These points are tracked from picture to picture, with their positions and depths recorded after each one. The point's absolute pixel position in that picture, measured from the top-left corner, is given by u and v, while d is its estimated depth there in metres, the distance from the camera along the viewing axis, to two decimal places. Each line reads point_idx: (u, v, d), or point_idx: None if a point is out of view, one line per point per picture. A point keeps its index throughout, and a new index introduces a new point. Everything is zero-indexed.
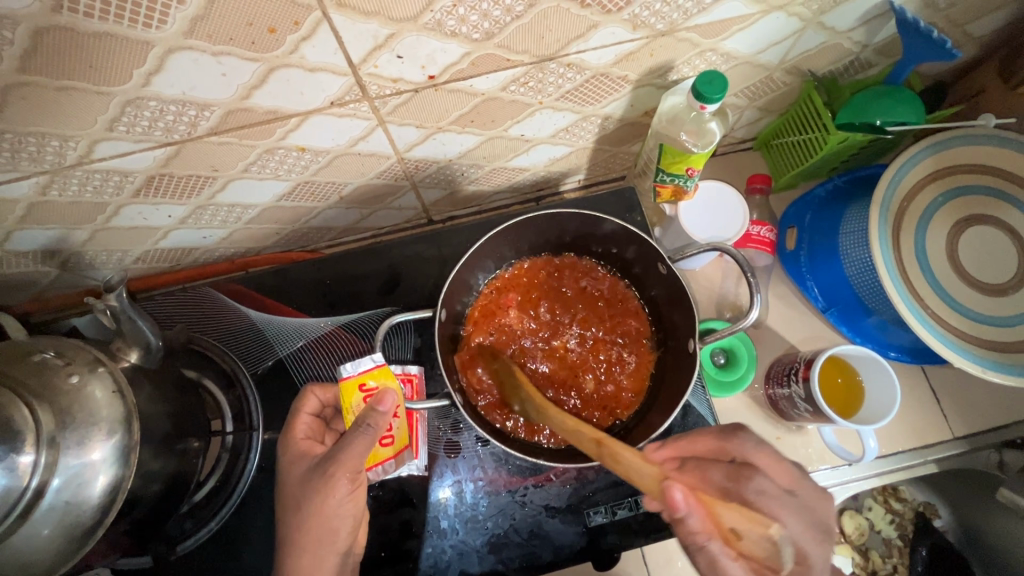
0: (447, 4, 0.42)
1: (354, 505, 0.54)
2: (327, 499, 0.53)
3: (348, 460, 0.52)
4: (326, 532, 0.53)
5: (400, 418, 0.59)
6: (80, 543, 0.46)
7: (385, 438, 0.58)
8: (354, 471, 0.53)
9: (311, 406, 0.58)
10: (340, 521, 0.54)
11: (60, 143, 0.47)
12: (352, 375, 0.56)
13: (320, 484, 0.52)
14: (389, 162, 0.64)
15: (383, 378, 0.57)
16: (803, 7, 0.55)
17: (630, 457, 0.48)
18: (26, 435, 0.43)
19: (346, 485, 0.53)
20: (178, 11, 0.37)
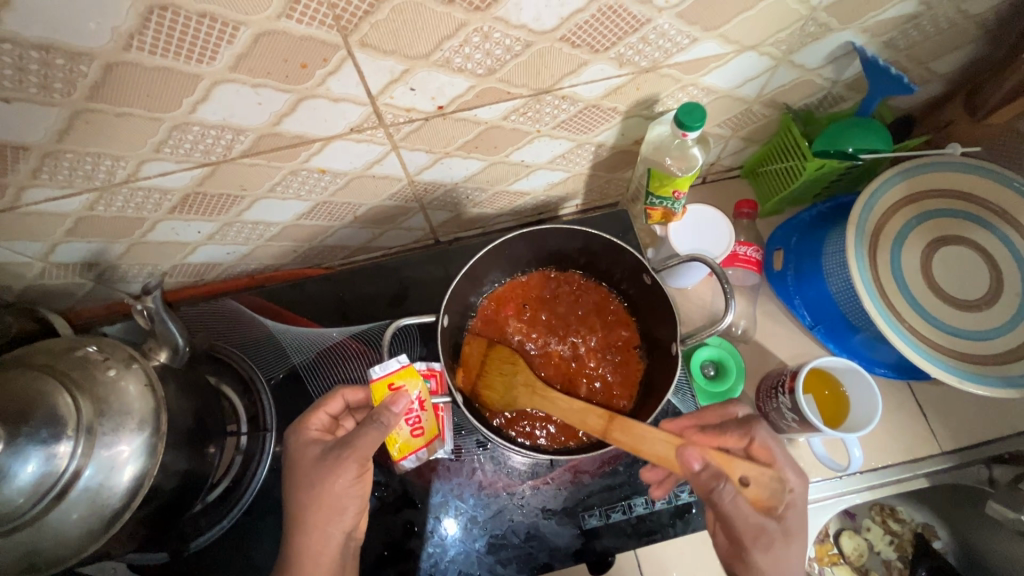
0: (455, 44, 0.49)
1: (360, 490, 0.59)
2: (335, 481, 0.57)
3: (360, 448, 0.57)
4: (329, 514, 0.57)
5: (428, 410, 0.62)
6: (106, 530, 0.48)
7: (415, 430, 0.61)
8: (365, 458, 0.57)
9: (333, 405, 0.62)
10: (349, 499, 0.58)
11: (113, 163, 0.53)
12: (380, 378, 0.60)
13: (332, 467, 0.57)
14: (401, 185, 0.70)
15: (408, 377, 0.61)
16: (774, 47, 0.61)
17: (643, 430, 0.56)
18: (68, 421, 0.47)
19: (354, 471, 0.58)
20: (227, 49, 0.44)
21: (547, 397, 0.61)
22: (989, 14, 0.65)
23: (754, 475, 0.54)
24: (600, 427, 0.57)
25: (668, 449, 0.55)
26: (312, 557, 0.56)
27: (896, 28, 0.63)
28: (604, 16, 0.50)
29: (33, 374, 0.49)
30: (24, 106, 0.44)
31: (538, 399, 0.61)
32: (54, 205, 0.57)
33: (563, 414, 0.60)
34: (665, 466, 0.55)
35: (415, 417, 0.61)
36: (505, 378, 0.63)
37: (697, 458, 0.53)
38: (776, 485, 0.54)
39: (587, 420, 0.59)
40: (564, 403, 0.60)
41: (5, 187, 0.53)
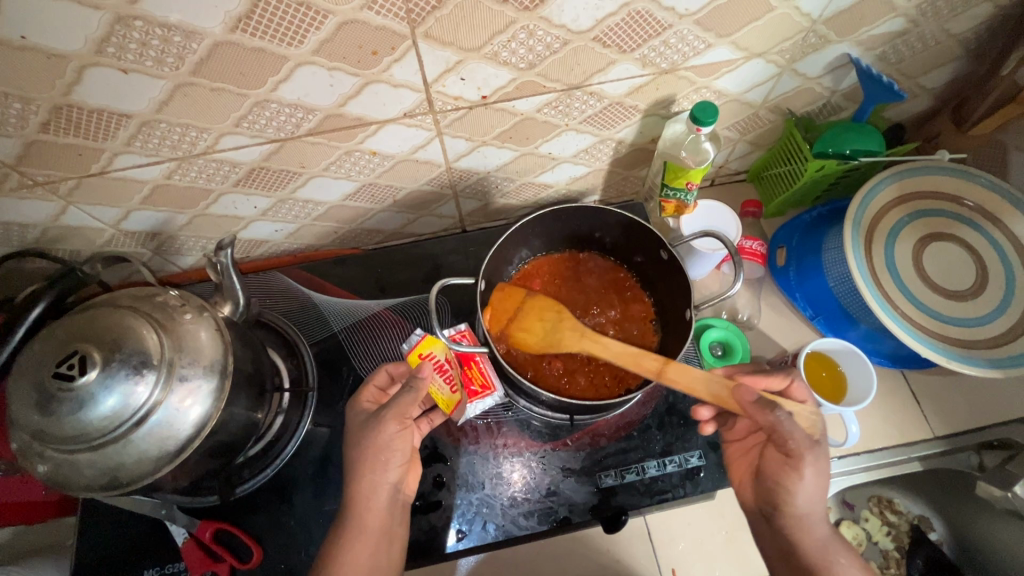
0: (504, 39, 0.57)
1: (403, 443, 0.63)
2: (381, 433, 0.61)
3: (398, 404, 0.62)
4: (378, 463, 0.61)
5: (457, 366, 0.68)
6: (173, 456, 0.54)
7: (452, 385, 0.67)
8: (403, 415, 0.62)
9: (380, 379, 0.66)
10: (393, 451, 0.62)
11: (197, 134, 0.60)
12: (409, 351, 0.68)
13: (375, 422, 0.62)
14: (439, 171, 0.78)
15: (430, 343, 0.68)
16: (779, 56, 0.69)
17: (695, 373, 0.63)
18: (152, 355, 0.53)
19: (395, 426, 0.62)
20: (313, 35, 0.51)
21: (598, 342, 0.68)
22: (970, 33, 0.73)
23: (797, 407, 0.60)
24: (654, 369, 0.64)
25: (722, 388, 0.62)
26: (364, 502, 0.61)
27: (887, 43, 0.71)
28: (633, 20, 0.58)
29: (123, 311, 0.55)
30: (138, 77, 0.52)
31: (587, 341, 0.68)
32: (137, 171, 0.64)
33: (615, 358, 0.67)
34: (720, 402, 0.62)
35: (446, 374, 0.68)
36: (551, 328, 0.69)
37: (751, 391, 0.59)
38: (816, 415, 0.60)
39: (642, 364, 0.65)
40: (617, 348, 0.67)
41: (101, 152, 0.60)
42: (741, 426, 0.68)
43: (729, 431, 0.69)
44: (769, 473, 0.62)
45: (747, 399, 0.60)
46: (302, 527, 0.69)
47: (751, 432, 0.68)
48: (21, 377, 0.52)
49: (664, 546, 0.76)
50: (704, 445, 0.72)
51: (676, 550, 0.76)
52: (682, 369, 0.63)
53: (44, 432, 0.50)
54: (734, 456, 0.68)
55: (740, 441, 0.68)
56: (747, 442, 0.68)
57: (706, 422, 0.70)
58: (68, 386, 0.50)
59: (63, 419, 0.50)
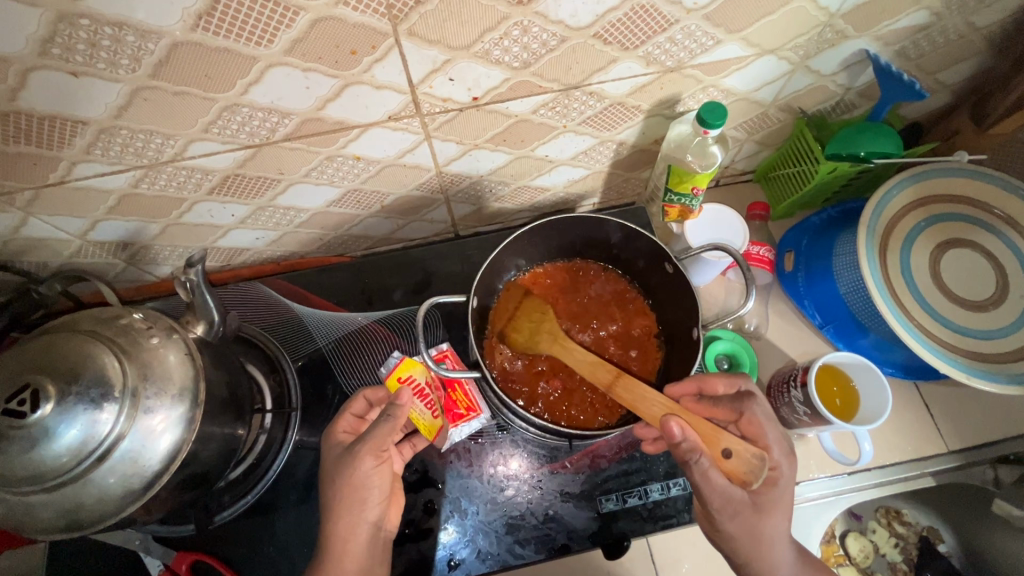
0: (495, 37, 0.52)
1: (381, 479, 0.58)
2: (356, 469, 0.57)
3: (373, 438, 0.58)
4: (355, 501, 0.57)
5: (438, 390, 0.67)
6: (142, 492, 0.50)
7: (434, 410, 0.66)
8: (379, 449, 0.58)
9: (357, 407, 0.63)
10: (370, 489, 0.58)
11: (162, 141, 0.56)
12: (387, 374, 0.67)
13: (349, 457, 0.58)
14: (429, 175, 0.73)
15: (409, 366, 0.67)
16: (792, 52, 0.64)
17: (642, 390, 0.60)
18: (115, 384, 0.49)
19: (372, 460, 0.58)
20: (284, 33, 0.47)
21: (566, 347, 0.65)
22: (995, 27, 0.68)
23: (735, 447, 0.55)
24: (606, 381, 0.62)
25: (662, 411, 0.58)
26: (342, 542, 0.57)
27: (907, 38, 0.66)
28: (637, 14, 0.53)
29: (80, 337, 0.50)
30: (90, 81, 0.47)
31: (556, 346, 0.66)
32: (100, 180, 0.59)
33: (575, 366, 0.64)
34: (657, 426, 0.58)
35: (427, 398, 0.67)
36: (532, 325, 0.68)
37: (680, 428, 0.53)
38: (755, 461, 0.54)
39: (596, 375, 0.63)
40: (578, 355, 0.64)
41: (58, 161, 0.55)
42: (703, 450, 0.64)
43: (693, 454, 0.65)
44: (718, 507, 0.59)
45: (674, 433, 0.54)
46: (284, 557, 0.65)
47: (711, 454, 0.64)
48: None
49: (667, 570, 0.72)
50: None
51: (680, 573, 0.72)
52: (632, 386, 0.60)
53: None
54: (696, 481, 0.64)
55: None
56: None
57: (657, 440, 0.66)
58: (19, 423, 0.45)
59: (14, 459, 0.46)
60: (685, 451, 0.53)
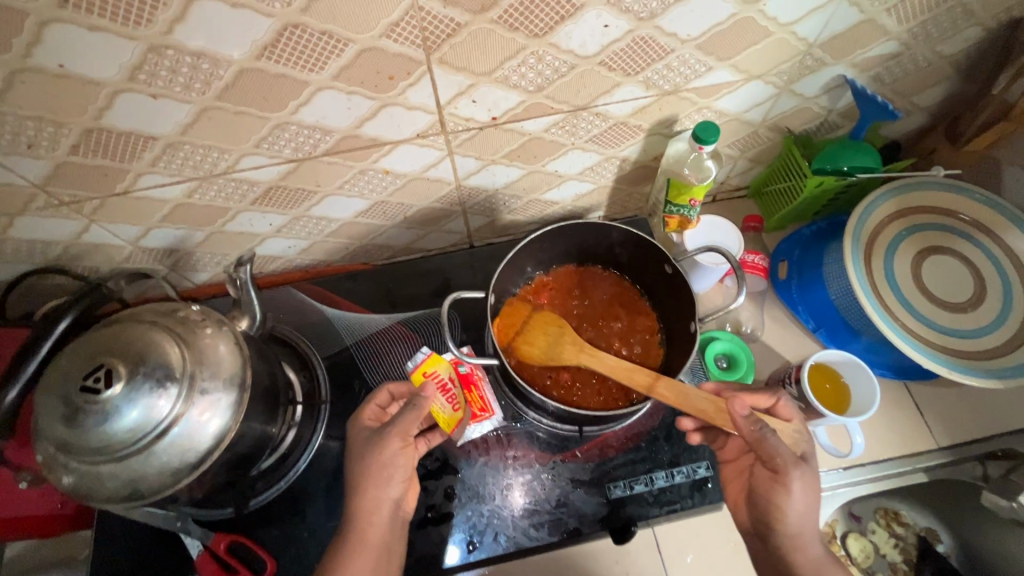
0: (514, 64, 0.59)
1: (406, 460, 0.64)
2: (382, 451, 0.62)
3: (400, 423, 0.63)
4: (381, 479, 0.62)
5: (459, 386, 0.72)
6: (193, 468, 0.55)
7: (454, 404, 0.70)
8: (405, 434, 0.63)
9: (380, 398, 0.68)
10: (396, 468, 0.63)
11: (219, 155, 0.63)
12: (414, 369, 0.73)
13: (377, 440, 0.63)
14: (449, 188, 0.80)
15: (434, 362, 0.72)
16: (776, 78, 0.72)
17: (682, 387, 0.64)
18: (176, 367, 0.55)
19: (397, 443, 0.63)
20: (335, 61, 0.54)
21: (592, 355, 0.69)
22: (961, 55, 0.75)
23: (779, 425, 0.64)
24: (646, 383, 0.66)
25: (709, 404, 0.63)
26: (366, 516, 0.62)
27: (881, 64, 0.74)
28: (637, 44, 0.61)
29: (145, 326, 0.57)
30: (166, 102, 0.54)
31: (585, 354, 0.70)
32: (159, 191, 0.66)
33: (607, 369, 0.68)
34: (707, 417, 0.63)
35: (450, 392, 0.71)
36: (552, 338, 0.71)
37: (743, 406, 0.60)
38: (799, 433, 0.63)
39: (632, 378, 0.67)
40: (610, 362, 0.68)
41: (126, 172, 0.62)
42: (732, 446, 0.69)
43: (721, 450, 0.70)
44: (762, 487, 0.63)
45: (739, 412, 0.60)
46: (314, 540, 0.70)
47: (741, 452, 0.68)
48: (46, 393, 0.53)
49: (672, 560, 0.76)
50: (711, 455, 0.73)
51: (684, 563, 0.76)
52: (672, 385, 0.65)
53: (68, 445, 0.52)
54: (728, 477, 0.69)
55: (732, 462, 0.69)
56: (740, 462, 0.69)
57: (693, 432, 0.72)
58: (94, 399, 0.51)
59: (88, 431, 0.51)
60: (753, 424, 0.60)
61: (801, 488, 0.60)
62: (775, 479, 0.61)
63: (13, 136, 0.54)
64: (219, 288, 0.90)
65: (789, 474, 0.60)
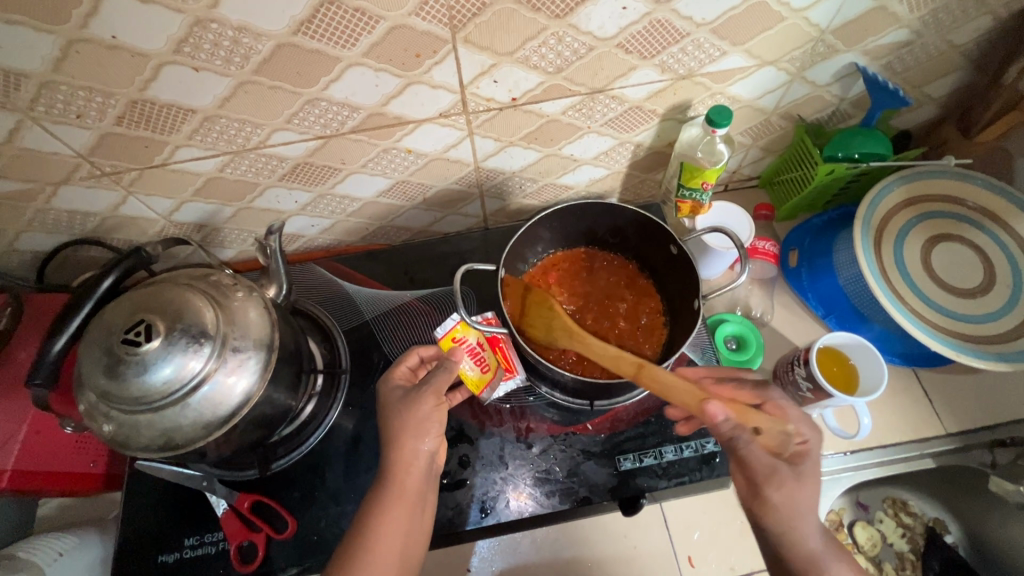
0: (535, 45, 0.62)
1: (440, 417, 0.66)
2: (415, 410, 0.65)
3: (436, 384, 0.66)
4: (419, 430, 0.65)
5: (488, 349, 0.73)
6: (222, 423, 0.58)
7: (483, 367, 0.72)
8: (440, 393, 0.66)
9: (411, 361, 0.71)
10: (432, 422, 0.65)
11: (252, 130, 0.66)
12: (442, 335, 0.72)
13: (414, 397, 0.66)
14: (468, 170, 0.83)
15: (463, 328, 0.72)
16: (789, 64, 0.74)
17: (667, 377, 0.63)
18: (209, 326, 0.58)
19: (431, 401, 0.66)
20: (365, 38, 0.57)
21: (584, 341, 0.69)
22: (972, 44, 0.77)
23: (766, 425, 0.62)
24: (631, 373, 0.65)
25: (692, 398, 0.62)
26: (402, 468, 0.64)
27: (893, 52, 0.76)
28: (654, 27, 0.63)
29: (181, 287, 0.60)
30: (206, 75, 0.57)
31: (577, 341, 0.70)
32: (194, 164, 0.70)
33: (597, 355, 0.68)
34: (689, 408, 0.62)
35: (479, 356, 0.73)
36: (548, 320, 0.71)
37: (719, 410, 0.60)
38: (782, 433, 0.62)
39: (620, 367, 0.66)
40: (599, 349, 0.68)
41: (165, 144, 0.66)
42: None
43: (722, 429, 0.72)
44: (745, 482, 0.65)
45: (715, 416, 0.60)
46: (333, 502, 0.72)
47: None
48: (89, 346, 0.56)
49: (679, 536, 0.78)
50: None
51: (691, 540, 0.78)
52: (656, 374, 0.64)
53: (108, 394, 0.55)
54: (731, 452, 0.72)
55: None
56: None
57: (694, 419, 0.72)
58: (134, 352, 0.54)
59: (127, 382, 0.54)
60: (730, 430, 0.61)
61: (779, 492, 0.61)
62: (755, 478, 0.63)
63: (64, 106, 0.58)
64: (249, 266, 0.94)
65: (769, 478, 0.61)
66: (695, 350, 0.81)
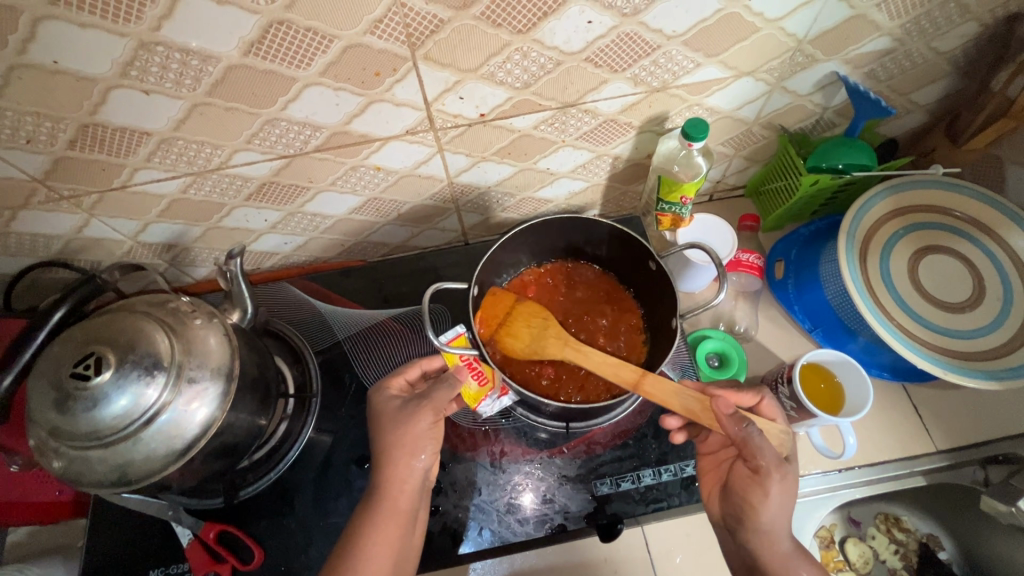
0: (499, 61, 0.60)
1: (435, 435, 0.64)
2: (414, 424, 0.63)
3: (435, 398, 0.64)
4: (412, 448, 0.62)
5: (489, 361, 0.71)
6: (180, 455, 0.56)
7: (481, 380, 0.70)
8: (438, 408, 0.64)
9: (411, 373, 0.69)
10: (428, 440, 0.63)
11: (212, 151, 0.64)
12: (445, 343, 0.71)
13: (412, 412, 0.63)
14: (441, 186, 0.81)
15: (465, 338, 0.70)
16: (768, 74, 0.71)
17: (670, 384, 0.63)
18: (163, 357, 0.56)
19: (428, 418, 0.63)
20: (320, 58, 0.55)
21: (578, 350, 0.68)
22: (958, 51, 0.74)
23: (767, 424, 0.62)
24: (633, 379, 0.65)
25: (696, 403, 0.62)
26: (398, 484, 0.62)
27: (875, 61, 0.73)
28: (622, 41, 0.61)
29: (136, 316, 0.58)
30: (158, 98, 0.56)
31: (569, 349, 0.68)
32: (155, 186, 0.68)
33: (593, 365, 0.67)
34: (693, 414, 0.62)
35: (476, 369, 0.70)
36: (534, 330, 0.70)
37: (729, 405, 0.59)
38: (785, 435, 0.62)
39: (619, 374, 0.65)
40: (597, 358, 0.67)
41: (123, 167, 0.64)
42: (714, 439, 0.68)
43: (703, 443, 0.69)
44: (736, 482, 0.63)
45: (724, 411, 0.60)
46: (302, 530, 0.70)
47: (724, 446, 0.67)
48: (39, 379, 0.55)
49: (660, 560, 0.76)
50: None
51: (673, 566, 0.75)
52: (658, 381, 0.64)
53: (59, 430, 0.53)
54: (705, 468, 0.69)
55: (711, 454, 0.68)
56: (717, 456, 0.68)
57: (677, 429, 0.71)
58: (84, 385, 0.53)
59: (77, 417, 0.53)
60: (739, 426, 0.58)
61: (778, 490, 0.58)
62: (753, 476, 0.60)
63: (12, 131, 0.56)
64: (210, 287, 0.91)
65: (768, 473, 0.58)
66: (674, 369, 0.79)
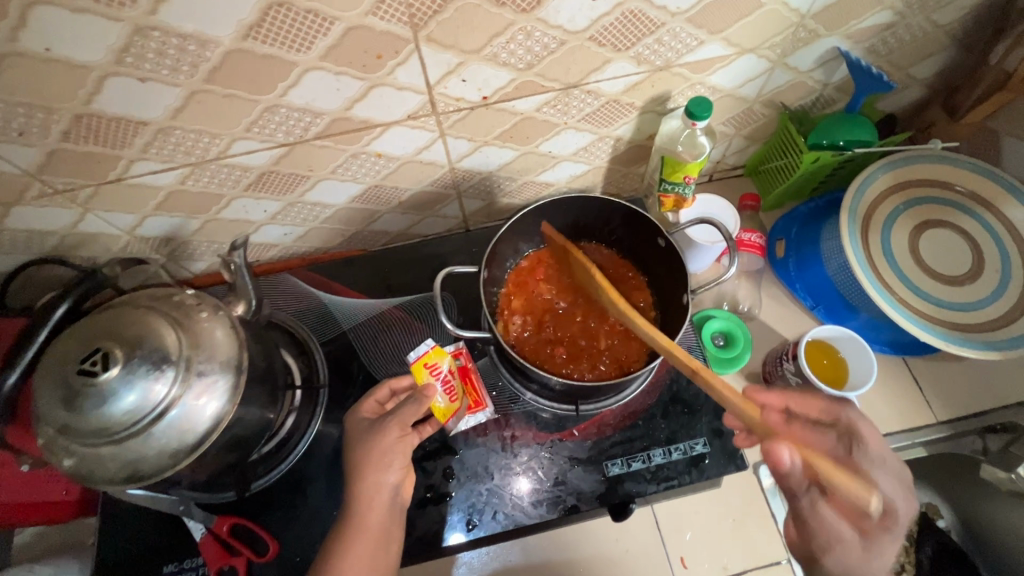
0: (503, 41, 0.59)
1: (404, 449, 0.64)
2: (381, 440, 0.63)
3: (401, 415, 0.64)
4: (381, 464, 0.63)
5: (457, 378, 0.72)
6: (191, 450, 0.55)
7: (451, 395, 0.71)
8: (405, 425, 0.64)
9: (380, 394, 0.69)
10: (395, 455, 0.63)
11: (210, 141, 0.63)
12: (414, 360, 0.72)
13: (378, 429, 0.64)
14: (442, 172, 0.80)
15: (436, 353, 0.72)
16: (770, 51, 0.71)
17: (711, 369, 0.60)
18: (172, 350, 0.55)
19: (395, 433, 0.64)
20: (321, 41, 0.54)
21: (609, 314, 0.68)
22: (957, 23, 0.74)
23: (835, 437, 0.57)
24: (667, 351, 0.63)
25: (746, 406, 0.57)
26: (365, 502, 0.62)
27: (876, 35, 0.73)
28: (627, 18, 0.60)
29: (142, 310, 0.57)
30: (154, 85, 0.54)
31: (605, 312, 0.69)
32: (152, 178, 0.66)
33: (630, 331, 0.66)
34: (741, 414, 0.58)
35: (448, 384, 0.71)
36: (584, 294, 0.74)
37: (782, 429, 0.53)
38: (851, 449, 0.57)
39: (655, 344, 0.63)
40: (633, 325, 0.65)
41: (118, 159, 0.62)
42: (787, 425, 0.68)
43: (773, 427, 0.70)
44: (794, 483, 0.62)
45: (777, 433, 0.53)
46: (315, 521, 0.71)
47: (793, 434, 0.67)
48: (44, 378, 0.54)
49: (671, 537, 0.77)
50: (709, 432, 0.73)
51: (682, 541, 0.76)
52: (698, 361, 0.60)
53: (69, 427, 0.52)
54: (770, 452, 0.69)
55: None
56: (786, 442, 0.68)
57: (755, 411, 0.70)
58: (92, 381, 0.52)
59: (86, 414, 0.52)
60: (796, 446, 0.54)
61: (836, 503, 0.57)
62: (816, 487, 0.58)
63: (3, 123, 0.54)
64: (218, 279, 0.90)
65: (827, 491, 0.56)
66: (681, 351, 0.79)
